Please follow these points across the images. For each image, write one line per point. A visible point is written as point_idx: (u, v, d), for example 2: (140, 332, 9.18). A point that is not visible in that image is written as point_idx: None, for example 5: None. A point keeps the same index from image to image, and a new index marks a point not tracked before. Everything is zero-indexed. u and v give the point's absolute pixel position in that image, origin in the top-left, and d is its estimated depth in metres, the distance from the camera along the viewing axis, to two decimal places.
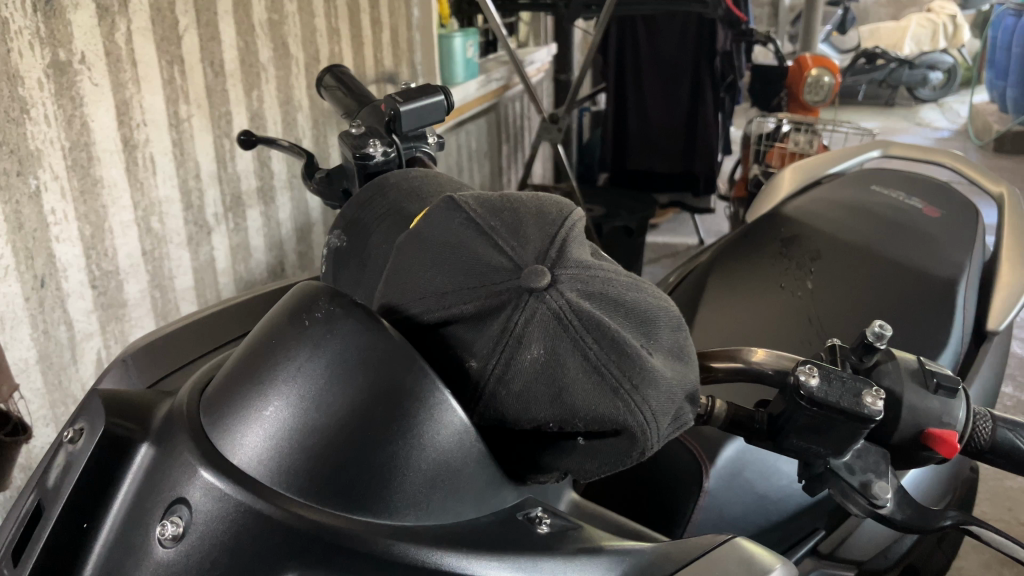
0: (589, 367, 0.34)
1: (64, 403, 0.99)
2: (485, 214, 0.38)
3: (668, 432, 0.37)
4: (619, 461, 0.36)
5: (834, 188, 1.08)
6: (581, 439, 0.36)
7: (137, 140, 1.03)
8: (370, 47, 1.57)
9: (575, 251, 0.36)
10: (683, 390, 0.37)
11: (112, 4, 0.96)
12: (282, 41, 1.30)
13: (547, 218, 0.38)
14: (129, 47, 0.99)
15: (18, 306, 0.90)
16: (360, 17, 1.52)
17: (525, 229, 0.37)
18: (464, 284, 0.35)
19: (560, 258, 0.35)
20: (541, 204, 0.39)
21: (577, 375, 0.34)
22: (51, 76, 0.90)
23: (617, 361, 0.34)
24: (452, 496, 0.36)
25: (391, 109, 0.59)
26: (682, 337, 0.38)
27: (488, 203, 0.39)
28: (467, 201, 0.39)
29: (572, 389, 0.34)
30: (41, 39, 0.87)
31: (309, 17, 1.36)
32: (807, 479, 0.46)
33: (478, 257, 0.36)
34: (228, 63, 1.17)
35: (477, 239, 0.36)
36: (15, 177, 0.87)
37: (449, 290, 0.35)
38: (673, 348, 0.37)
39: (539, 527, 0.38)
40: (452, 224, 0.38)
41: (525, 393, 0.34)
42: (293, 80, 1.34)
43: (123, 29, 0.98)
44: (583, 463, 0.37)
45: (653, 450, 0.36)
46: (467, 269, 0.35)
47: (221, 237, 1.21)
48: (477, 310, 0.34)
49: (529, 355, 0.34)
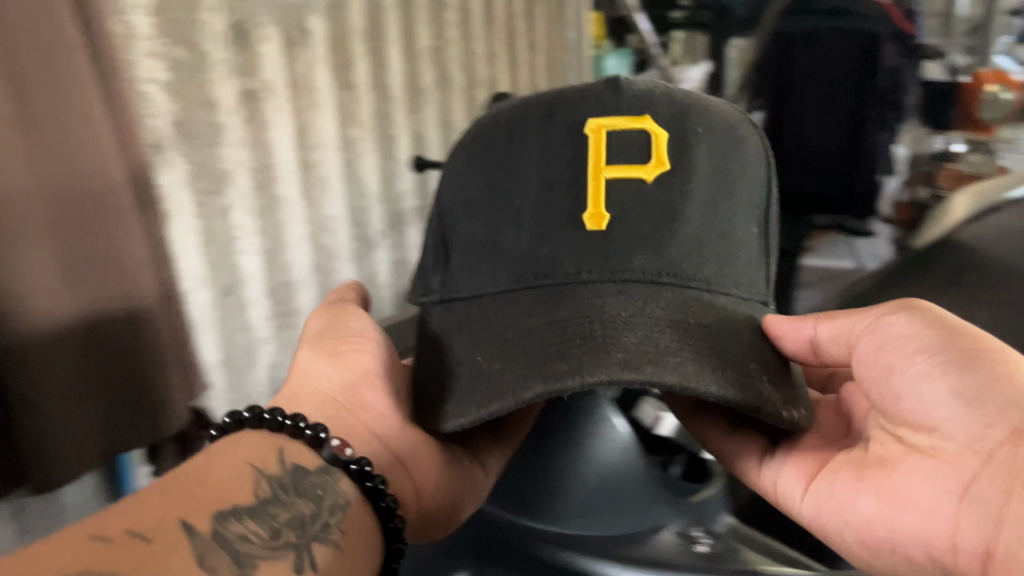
0: (520, 147, 0.61)
1: (242, 403, 1.06)
2: (699, 127, 0.60)
3: (677, 370, 0.51)
4: (480, 271, 0.61)
5: (1015, 217, 1.02)
6: (483, 289, 0.60)
7: (312, 161, 1.11)
8: (525, 69, 1.65)
9: (513, 163, 0.61)
10: (497, 201, 0.61)
11: (296, 37, 1.05)
12: (443, 67, 1.37)
13: (599, 103, 0.61)
14: (310, 76, 1.08)
15: (207, 312, 0.98)
16: (516, 42, 1.60)
17: (534, 176, 0.60)
18: (558, 105, 0.62)
19: (621, 89, 0.61)
20: (589, 89, 0.62)
21: (530, 155, 0.61)
22: (243, 103, 0.98)
23: (523, 147, 0.61)
24: (591, 506, 0.63)
25: None
26: (501, 177, 0.61)
27: (676, 100, 0.61)
28: (623, 87, 0.61)
29: (523, 148, 0.61)
30: (235, 69, 0.96)
31: (469, 43, 1.43)
32: (881, 411, 0.58)
33: (570, 101, 0.61)
34: (394, 89, 1.25)
35: (552, 116, 0.61)
36: (209, 196, 0.96)
37: (556, 105, 0.62)
38: (523, 185, 0.60)
39: (696, 546, 0.62)
40: (707, 132, 0.60)
41: (468, 202, 0.63)
42: (450, 103, 1.40)
43: (305, 59, 1.07)
44: (460, 288, 0.62)
45: (490, 298, 0.60)
46: (546, 149, 0.60)
47: (383, 254, 1.29)
48: (554, 111, 0.61)
49: (514, 136, 0.62)
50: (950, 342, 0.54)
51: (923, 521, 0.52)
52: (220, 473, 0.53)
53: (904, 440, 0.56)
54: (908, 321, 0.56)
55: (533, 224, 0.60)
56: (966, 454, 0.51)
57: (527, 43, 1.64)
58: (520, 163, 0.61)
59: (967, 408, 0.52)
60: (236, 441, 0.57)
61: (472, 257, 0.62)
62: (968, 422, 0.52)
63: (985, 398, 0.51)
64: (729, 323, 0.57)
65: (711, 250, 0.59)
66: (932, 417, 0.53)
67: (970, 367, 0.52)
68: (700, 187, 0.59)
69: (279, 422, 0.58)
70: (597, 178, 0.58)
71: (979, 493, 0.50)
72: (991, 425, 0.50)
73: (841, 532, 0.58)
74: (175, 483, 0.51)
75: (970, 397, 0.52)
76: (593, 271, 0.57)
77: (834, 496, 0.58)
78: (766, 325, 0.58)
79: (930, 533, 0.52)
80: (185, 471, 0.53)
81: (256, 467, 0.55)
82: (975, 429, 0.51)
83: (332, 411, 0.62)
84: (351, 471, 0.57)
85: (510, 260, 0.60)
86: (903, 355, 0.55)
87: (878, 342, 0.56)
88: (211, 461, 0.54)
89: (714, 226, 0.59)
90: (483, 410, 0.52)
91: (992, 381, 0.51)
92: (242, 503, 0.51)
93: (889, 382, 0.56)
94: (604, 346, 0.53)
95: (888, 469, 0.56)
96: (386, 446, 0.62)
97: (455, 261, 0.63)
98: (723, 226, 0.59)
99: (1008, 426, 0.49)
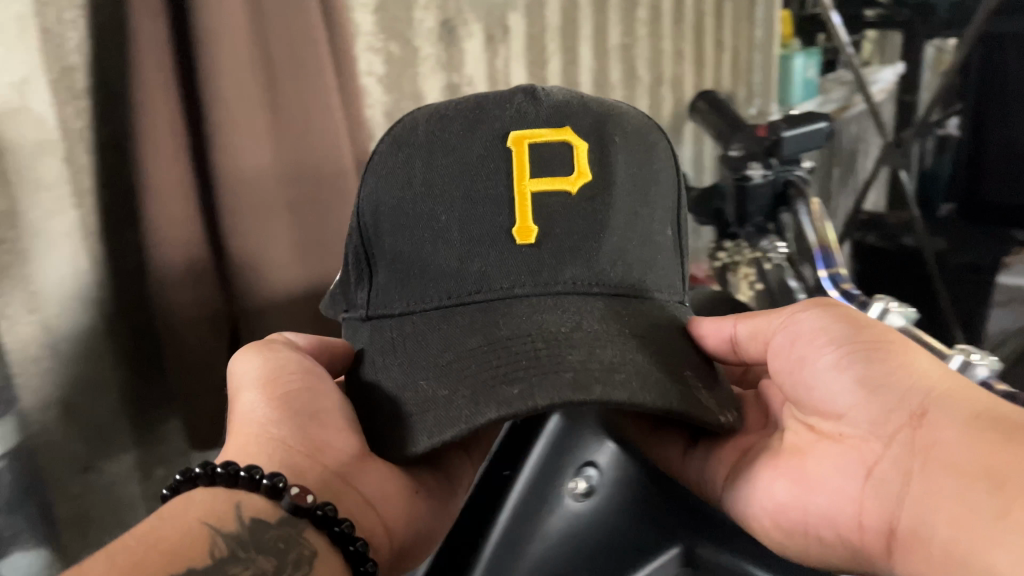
0: (441, 159, 0.57)
1: None
2: (615, 137, 0.59)
3: (624, 387, 0.50)
4: (402, 284, 0.58)
5: None
6: (404, 301, 0.58)
7: None
8: (711, 66, 1.63)
9: (428, 178, 0.57)
10: (426, 222, 0.57)
11: (497, 33, 1.10)
12: (631, 63, 1.38)
13: (501, 115, 0.58)
14: (506, 71, 1.13)
15: None
16: (703, 39, 1.58)
17: (456, 188, 0.57)
18: (473, 121, 0.58)
19: (537, 99, 0.59)
20: (494, 103, 0.59)
21: (443, 169, 0.57)
22: (445, 96, 1.04)
23: (437, 165, 0.57)
24: None
25: (774, 136, 0.91)
26: (423, 195, 0.57)
27: (591, 109, 0.60)
28: (541, 102, 0.59)
29: (440, 160, 0.57)
30: (441, 64, 1.02)
31: (657, 40, 1.44)
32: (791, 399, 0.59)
33: (483, 115, 0.58)
34: (583, 85, 1.28)
35: (459, 127, 0.58)
36: None
37: (466, 119, 0.58)
38: (430, 198, 0.57)
39: None
40: (623, 141, 0.60)
41: (395, 221, 0.58)
42: (636, 99, 1.42)
43: (503, 55, 1.12)
44: (391, 301, 0.58)
45: (423, 316, 0.57)
46: (468, 161, 0.57)
47: None
48: (468, 125, 0.58)
49: (438, 146, 0.58)
50: (865, 345, 0.53)
51: (834, 511, 0.52)
52: (178, 532, 0.47)
53: (818, 429, 0.56)
54: (812, 316, 0.57)
55: (461, 239, 0.56)
56: (872, 443, 0.51)
57: (715, 40, 1.62)
58: (441, 177, 0.57)
59: (874, 401, 0.51)
60: (191, 499, 0.50)
61: (397, 277, 0.58)
62: (874, 416, 0.51)
63: (887, 391, 0.51)
64: (656, 324, 0.57)
65: (634, 258, 0.59)
66: (835, 407, 0.54)
67: (870, 358, 0.52)
68: (621, 199, 0.58)
69: (232, 474, 0.51)
70: (523, 185, 0.56)
71: (882, 479, 0.50)
72: (894, 410, 0.50)
73: (751, 519, 0.58)
74: (134, 555, 0.45)
75: (889, 398, 0.51)
76: (525, 284, 0.56)
77: (747, 494, 0.58)
78: (691, 326, 0.60)
79: (844, 531, 0.52)
80: (142, 531, 0.47)
81: (211, 527, 0.48)
82: (879, 414, 0.51)
83: (290, 456, 0.55)
84: (315, 518, 0.52)
85: (440, 274, 0.57)
86: (810, 351, 0.55)
87: (794, 343, 0.57)
88: (167, 520, 0.48)
89: (638, 231, 0.59)
90: (449, 429, 0.50)
91: (893, 370, 0.51)
92: (198, 565, 0.46)
93: (804, 379, 0.56)
94: (552, 363, 0.51)
95: (801, 457, 0.56)
96: (354, 487, 0.57)
97: (384, 280, 0.59)
98: (642, 235, 0.60)
99: (908, 410, 0.50)
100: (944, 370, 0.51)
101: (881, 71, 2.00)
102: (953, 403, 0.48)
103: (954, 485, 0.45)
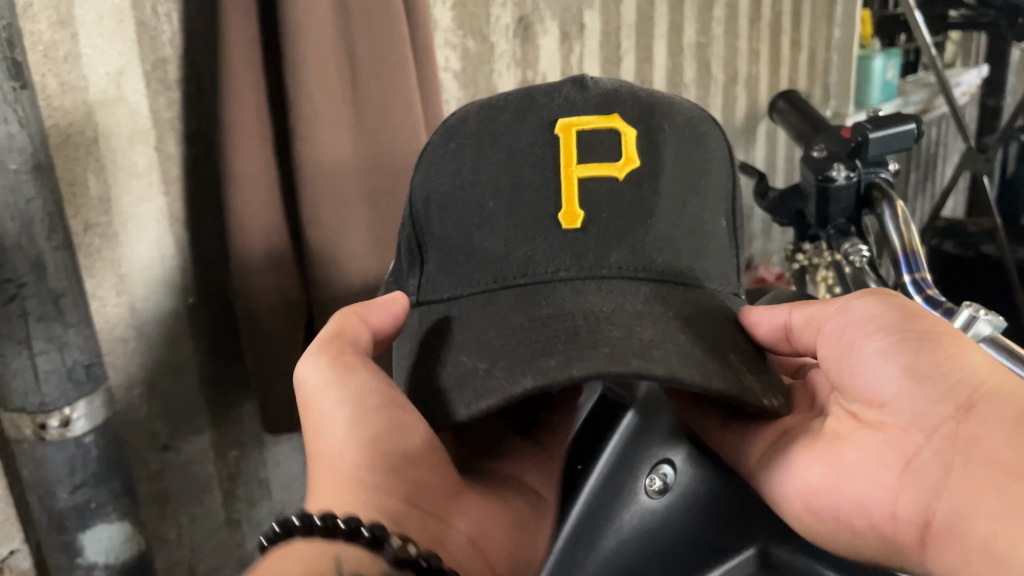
0: (488, 145, 0.54)
1: None
2: (664, 125, 0.54)
3: (658, 364, 0.46)
4: (447, 269, 0.55)
5: None
6: (448, 282, 0.54)
7: None
8: (786, 66, 1.60)
9: (475, 162, 0.54)
10: (469, 207, 0.54)
11: (572, 30, 1.10)
12: (706, 62, 1.37)
13: (551, 102, 0.54)
14: (580, 68, 1.13)
15: None
16: (780, 39, 1.55)
17: (504, 172, 0.53)
18: (521, 107, 0.55)
19: (584, 86, 0.55)
20: (543, 92, 0.55)
21: (488, 153, 0.54)
22: None
23: (486, 151, 0.54)
24: None
25: (861, 136, 0.89)
26: (470, 179, 0.54)
27: (640, 97, 0.55)
28: (590, 89, 0.55)
29: (487, 146, 0.54)
30: (516, 60, 1.03)
31: (733, 39, 1.42)
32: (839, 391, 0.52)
33: (533, 102, 0.55)
34: (656, 83, 1.27)
35: (506, 113, 0.55)
36: None
37: (513, 105, 0.55)
38: (475, 182, 0.54)
39: None
40: (672, 130, 0.55)
41: (441, 206, 0.55)
42: (709, 99, 1.40)
43: (577, 52, 1.12)
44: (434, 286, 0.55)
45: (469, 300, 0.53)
46: (515, 144, 0.54)
47: None
48: (518, 110, 0.55)
49: (486, 130, 0.55)
50: (913, 335, 0.47)
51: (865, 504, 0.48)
52: None
53: (857, 418, 0.50)
54: (866, 301, 0.50)
55: (505, 221, 0.53)
56: (913, 434, 0.46)
57: (791, 40, 1.59)
58: (489, 160, 0.54)
59: (922, 393, 0.45)
60: (290, 555, 0.43)
61: (445, 262, 0.55)
62: (920, 408, 0.45)
63: (937, 381, 0.45)
64: (708, 315, 0.52)
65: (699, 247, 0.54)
66: (878, 397, 0.48)
67: (921, 347, 0.46)
68: (669, 183, 0.54)
69: (330, 525, 0.44)
70: (571, 172, 0.52)
71: (921, 475, 0.45)
72: (939, 402, 0.45)
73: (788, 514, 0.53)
74: None
75: (935, 389, 0.45)
76: (569, 268, 0.51)
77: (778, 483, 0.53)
78: (741, 313, 0.54)
79: (877, 526, 0.47)
80: None
81: None
82: (926, 404, 0.45)
83: (378, 487, 0.49)
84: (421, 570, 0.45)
85: (483, 258, 0.53)
86: (857, 338, 0.49)
87: (844, 330, 0.50)
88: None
89: (687, 221, 0.54)
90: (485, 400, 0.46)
91: (945, 360, 0.45)
92: None
93: (845, 365, 0.50)
94: (585, 338, 0.47)
95: (838, 443, 0.50)
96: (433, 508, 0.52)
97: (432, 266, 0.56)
98: (693, 223, 0.54)
99: (955, 403, 0.44)
100: (997, 367, 0.45)
101: (964, 74, 1.93)
102: (1004, 397, 0.43)
103: (999, 486, 0.40)
